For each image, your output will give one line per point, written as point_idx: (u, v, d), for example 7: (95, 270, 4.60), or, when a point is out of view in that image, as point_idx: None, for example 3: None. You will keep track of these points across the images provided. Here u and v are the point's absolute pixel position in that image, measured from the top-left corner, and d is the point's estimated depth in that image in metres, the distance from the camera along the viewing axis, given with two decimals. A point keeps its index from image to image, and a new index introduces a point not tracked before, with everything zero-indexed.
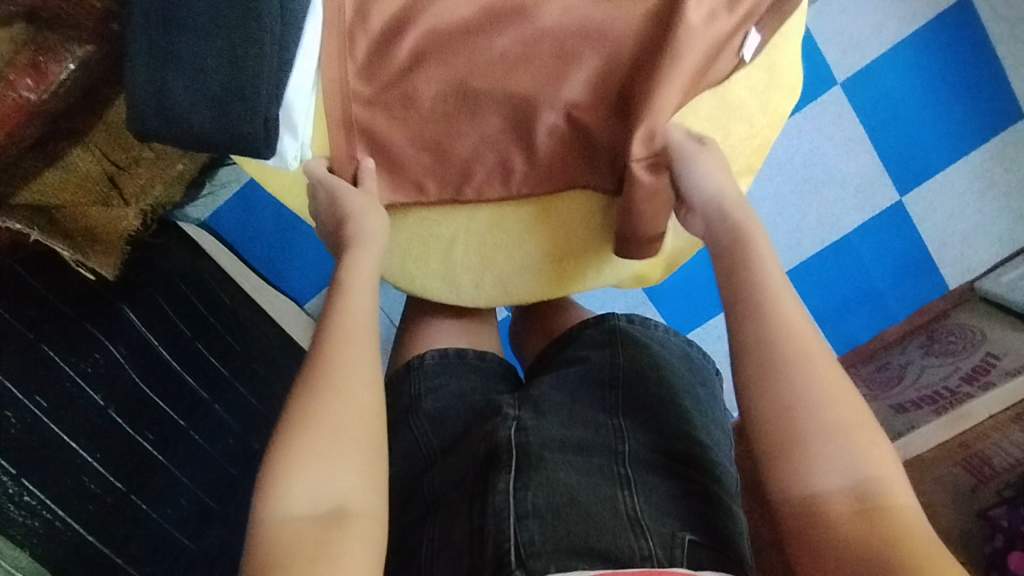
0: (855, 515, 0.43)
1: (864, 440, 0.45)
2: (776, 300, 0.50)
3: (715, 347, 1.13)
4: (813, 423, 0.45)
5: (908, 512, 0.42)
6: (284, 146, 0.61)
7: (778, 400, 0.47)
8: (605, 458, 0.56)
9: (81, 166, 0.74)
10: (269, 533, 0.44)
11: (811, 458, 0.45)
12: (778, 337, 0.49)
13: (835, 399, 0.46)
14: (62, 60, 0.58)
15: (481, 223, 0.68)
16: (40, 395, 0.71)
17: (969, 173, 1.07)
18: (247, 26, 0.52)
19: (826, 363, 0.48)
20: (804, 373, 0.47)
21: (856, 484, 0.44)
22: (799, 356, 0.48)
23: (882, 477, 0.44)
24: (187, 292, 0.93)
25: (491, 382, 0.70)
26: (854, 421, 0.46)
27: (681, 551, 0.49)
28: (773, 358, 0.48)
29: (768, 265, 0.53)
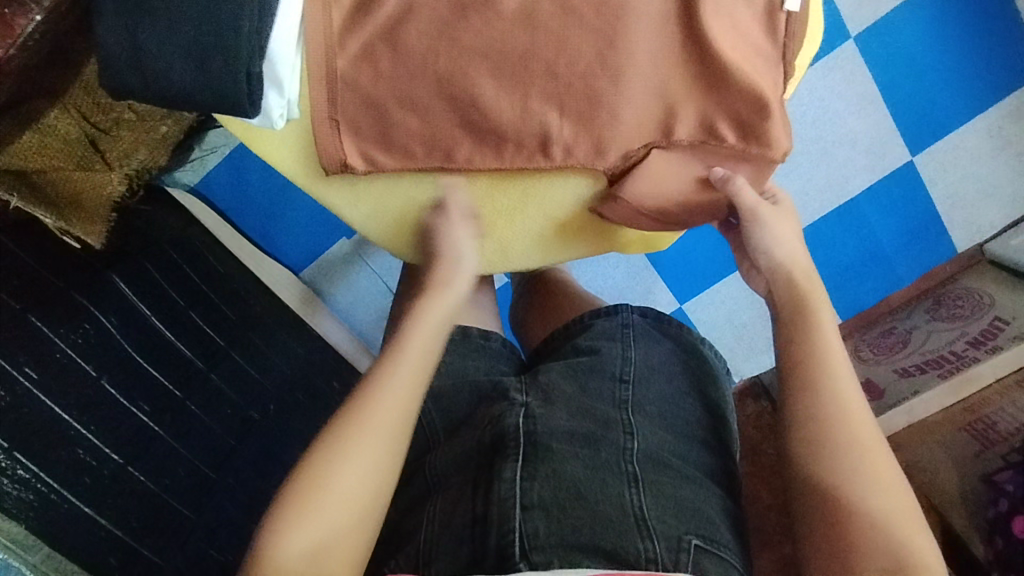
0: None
1: (907, 528, 0.48)
2: (839, 379, 0.54)
3: (715, 312, 1.11)
4: (859, 504, 0.49)
5: None
6: (268, 103, 0.56)
7: (826, 475, 0.51)
8: (612, 453, 0.55)
9: (60, 127, 0.69)
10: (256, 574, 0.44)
11: (849, 535, 0.49)
12: (835, 415, 0.53)
13: (883, 487, 0.50)
14: (28, 12, 0.53)
15: (488, 192, 0.63)
16: (30, 366, 0.70)
17: (984, 133, 1.03)
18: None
19: (877, 450, 0.52)
20: (854, 457, 0.51)
21: (896, 566, 0.47)
22: (852, 441, 0.52)
23: (922, 563, 0.47)
24: (178, 260, 0.90)
25: (496, 362, 0.68)
26: (899, 510, 0.49)
27: (686, 556, 0.49)
28: (827, 436, 0.52)
29: (830, 338, 0.57)
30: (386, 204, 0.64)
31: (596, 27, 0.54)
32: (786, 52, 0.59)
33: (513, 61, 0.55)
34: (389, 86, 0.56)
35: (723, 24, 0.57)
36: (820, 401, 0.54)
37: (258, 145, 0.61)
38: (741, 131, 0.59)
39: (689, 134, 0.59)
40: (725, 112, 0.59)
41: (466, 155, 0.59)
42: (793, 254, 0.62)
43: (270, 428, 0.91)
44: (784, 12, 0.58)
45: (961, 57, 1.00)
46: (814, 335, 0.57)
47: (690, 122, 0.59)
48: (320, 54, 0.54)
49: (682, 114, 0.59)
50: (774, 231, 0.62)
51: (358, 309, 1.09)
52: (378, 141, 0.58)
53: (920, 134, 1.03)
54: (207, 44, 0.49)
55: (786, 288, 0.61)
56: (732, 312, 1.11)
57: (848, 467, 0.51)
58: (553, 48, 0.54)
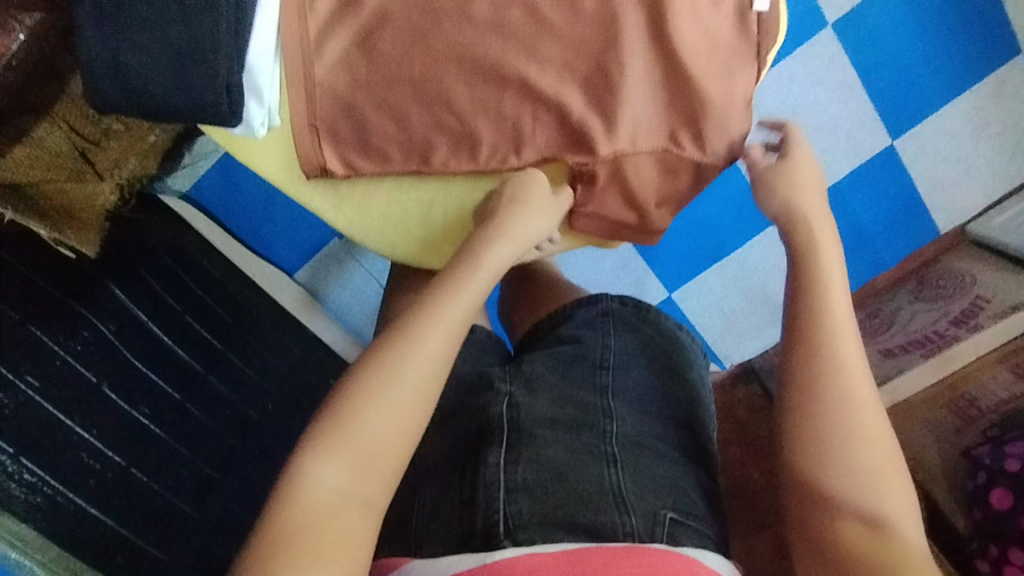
0: (865, 542, 0.51)
1: (887, 478, 0.53)
2: (831, 336, 0.58)
3: (704, 300, 1.14)
4: (841, 458, 0.54)
5: (912, 543, 0.51)
6: (249, 113, 0.56)
7: (811, 429, 0.55)
8: (592, 437, 0.57)
9: (50, 141, 0.70)
10: (286, 506, 0.45)
11: (834, 486, 0.53)
12: (822, 373, 0.57)
13: (868, 438, 0.54)
14: (11, 31, 0.52)
15: (461, 193, 0.65)
16: (31, 374, 0.72)
17: (964, 114, 1.04)
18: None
19: (867, 404, 0.56)
20: (841, 411, 0.55)
21: (869, 515, 0.52)
22: (841, 395, 0.56)
23: (898, 513, 0.52)
24: (172, 265, 0.92)
25: (483, 355, 0.72)
26: (881, 463, 0.53)
27: (661, 529, 0.51)
28: (821, 393, 0.56)
29: (835, 295, 0.61)
30: (369, 207, 0.66)
31: (571, 28, 0.55)
32: (759, 50, 0.59)
33: (485, 64, 0.55)
34: (366, 92, 0.57)
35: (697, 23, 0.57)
36: (816, 358, 0.57)
37: (243, 152, 0.63)
38: (714, 133, 0.60)
39: (650, 142, 0.59)
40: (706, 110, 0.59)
41: (443, 158, 0.61)
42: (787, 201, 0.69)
43: (269, 426, 0.95)
44: (754, 13, 0.58)
45: (937, 39, 1.00)
46: (809, 294, 0.61)
47: (658, 133, 0.59)
48: (297, 63, 0.56)
49: (655, 117, 0.59)
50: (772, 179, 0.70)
51: (350, 308, 1.10)
52: (357, 147, 0.60)
53: (898, 119, 1.05)
54: (184, 51, 0.50)
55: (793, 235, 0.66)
56: (720, 299, 1.14)
57: (835, 422, 0.55)
58: (525, 52, 0.55)
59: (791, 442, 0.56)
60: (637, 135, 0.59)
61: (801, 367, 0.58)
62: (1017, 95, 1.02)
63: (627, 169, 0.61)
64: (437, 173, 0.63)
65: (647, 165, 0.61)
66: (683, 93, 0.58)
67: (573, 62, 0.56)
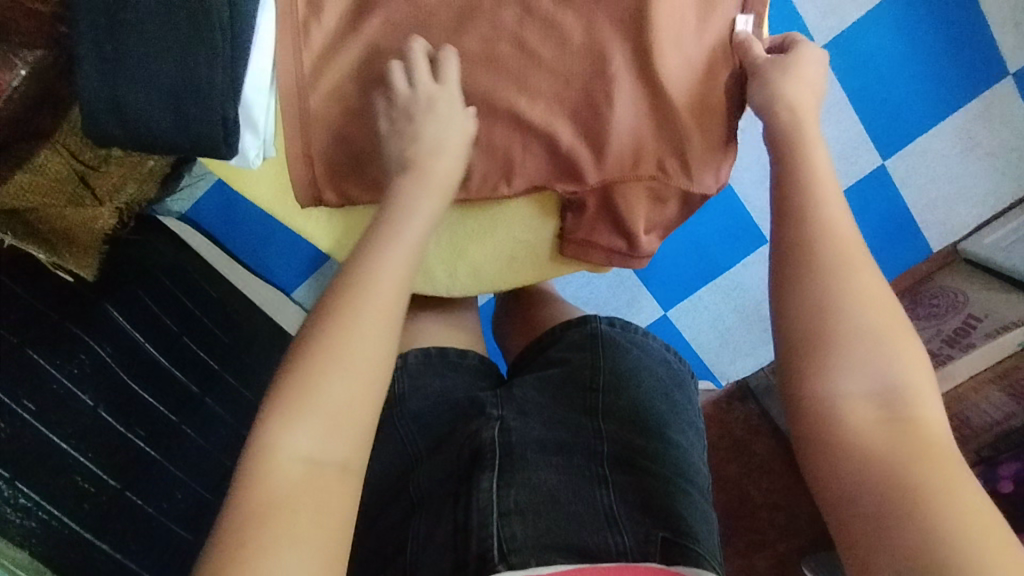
0: (881, 423, 0.46)
1: (897, 342, 0.48)
2: (823, 202, 0.53)
3: (698, 320, 1.15)
4: (845, 324, 0.48)
5: (929, 420, 0.46)
6: (244, 145, 0.57)
7: (810, 300, 0.49)
8: (583, 458, 0.59)
9: (51, 167, 0.71)
10: (254, 484, 0.44)
11: (842, 361, 0.47)
12: (815, 239, 0.51)
13: (874, 306, 0.49)
14: (12, 67, 0.53)
15: (453, 221, 0.66)
16: (28, 399, 0.75)
17: (953, 135, 1.05)
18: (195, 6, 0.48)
19: (866, 267, 0.50)
20: (841, 276, 0.50)
21: (880, 390, 0.47)
22: (841, 260, 0.50)
23: (911, 384, 0.47)
24: (172, 288, 0.92)
25: (474, 378, 0.73)
26: (889, 327, 0.48)
27: (654, 547, 0.53)
28: (821, 262, 0.50)
29: (818, 164, 0.55)
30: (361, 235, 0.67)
31: (559, 63, 0.56)
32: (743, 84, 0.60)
33: (473, 98, 0.57)
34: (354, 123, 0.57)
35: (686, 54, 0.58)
36: (812, 227, 0.52)
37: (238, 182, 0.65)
38: (703, 162, 0.60)
39: (641, 170, 0.60)
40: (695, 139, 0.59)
41: None
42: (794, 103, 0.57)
43: None
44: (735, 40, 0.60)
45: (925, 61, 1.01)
46: (798, 162, 0.55)
47: (652, 161, 0.60)
48: (292, 95, 0.57)
49: (647, 146, 0.59)
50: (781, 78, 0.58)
51: None
52: (351, 176, 0.61)
53: (890, 139, 1.05)
54: (183, 86, 0.50)
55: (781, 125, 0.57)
56: (715, 317, 1.15)
57: (837, 291, 0.49)
58: (513, 86, 0.57)
59: (790, 319, 0.50)
60: (626, 165, 0.60)
61: (795, 237, 0.52)
62: (1005, 118, 1.04)
63: (618, 197, 0.62)
64: None
65: (638, 194, 0.62)
66: (671, 124, 0.58)
67: (562, 96, 0.57)
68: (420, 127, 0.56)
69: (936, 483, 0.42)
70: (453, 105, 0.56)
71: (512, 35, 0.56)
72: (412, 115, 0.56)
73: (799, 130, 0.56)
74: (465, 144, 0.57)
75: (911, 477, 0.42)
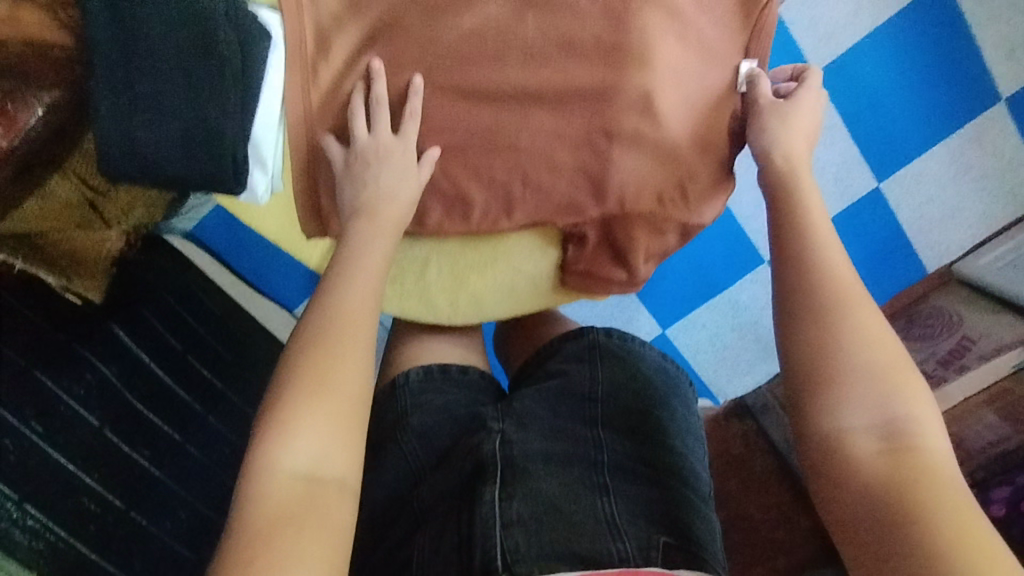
0: (883, 455, 0.47)
1: (900, 377, 0.50)
2: (823, 250, 0.56)
3: (696, 336, 1.16)
4: (846, 360, 0.51)
5: (934, 450, 0.47)
6: (253, 180, 0.59)
7: (814, 340, 0.52)
8: (585, 469, 0.61)
9: (60, 193, 0.72)
10: (253, 502, 0.45)
11: (845, 396, 0.50)
12: (817, 283, 0.54)
13: (875, 342, 0.51)
14: (29, 105, 0.52)
15: (455, 252, 0.67)
16: (36, 421, 0.74)
17: (947, 158, 1.06)
18: (205, 51, 0.51)
19: (866, 307, 0.53)
20: (842, 315, 0.52)
21: (883, 422, 0.49)
22: (840, 299, 0.53)
23: (912, 415, 0.49)
24: (175, 306, 0.94)
25: (476, 395, 0.75)
26: (889, 361, 0.50)
27: (656, 553, 0.55)
28: (821, 303, 0.53)
29: (815, 210, 0.58)
30: None
31: (558, 103, 0.58)
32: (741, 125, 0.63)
33: (476, 135, 0.59)
34: (350, 160, 0.58)
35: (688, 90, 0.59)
36: (813, 270, 0.55)
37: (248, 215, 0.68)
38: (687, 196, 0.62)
39: (639, 205, 0.61)
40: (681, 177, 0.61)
41: (437, 221, 0.63)
42: (789, 148, 0.60)
43: None
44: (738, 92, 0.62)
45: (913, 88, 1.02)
46: (795, 203, 0.58)
47: (648, 195, 0.61)
48: (300, 134, 0.59)
49: (647, 182, 0.61)
50: (778, 120, 0.60)
51: None
52: None
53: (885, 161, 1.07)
54: (195, 132, 0.52)
55: (772, 170, 0.60)
56: (713, 335, 1.16)
57: (839, 331, 0.52)
58: (516, 123, 0.58)
59: (793, 356, 0.53)
60: (626, 199, 0.61)
61: (797, 281, 0.55)
62: (998, 140, 1.05)
63: (614, 230, 0.64)
64: (429, 234, 0.65)
65: (637, 227, 0.63)
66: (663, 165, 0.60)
67: (561, 133, 0.58)
68: (375, 176, 0.57)
69: (938, 508, 0.44)
70: (408, 159, 0.58)
71: (512, 77, 0.57)
72: (369, 162, 0.57)
73: (795, 177, 0.59)
74: (410, 207, 0.59)
75: (910, 508, 0.44)
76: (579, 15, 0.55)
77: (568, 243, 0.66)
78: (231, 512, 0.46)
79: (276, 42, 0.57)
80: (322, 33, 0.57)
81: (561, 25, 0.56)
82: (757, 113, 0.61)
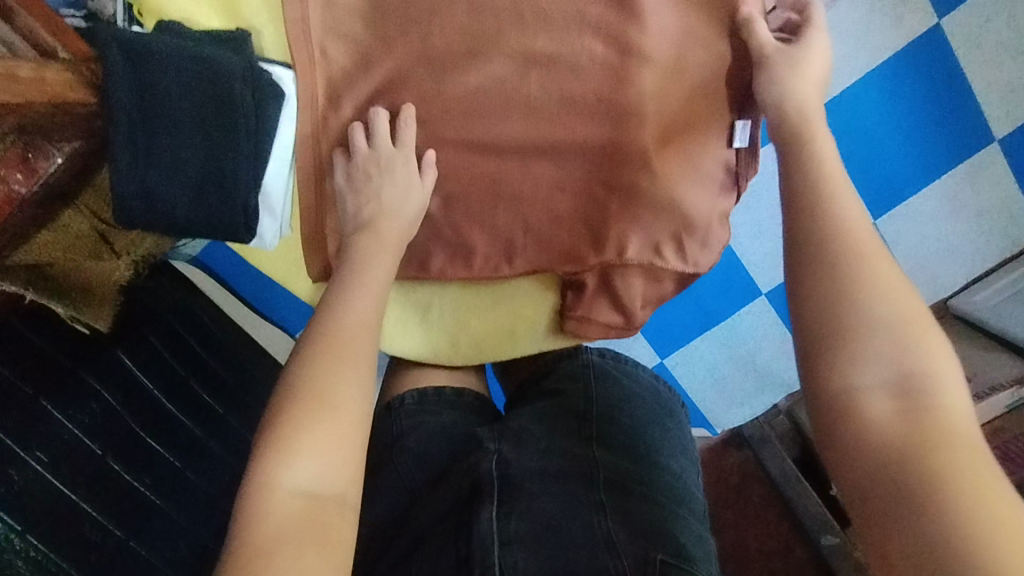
0: (900, 418, 0.44)
1: (917, 332, 0.46)
2: (840, 202, 0.51)
3: (690, 365, 1.17)
4: (860, 315, 0.47)
5: (951, 409, 0.44)
6: (263, 228, 0.62)
7: (827, 293, 0.48)
8: (581, 485, 0.60)
9: (72, 225, 0.75)
10: (256, 522, 0.44)
11: (855, 353, 0.46)
12: (833, 234, 0.50)
13: (888, 293, 0.47)
14: (49, 155, 0.54)
15: (458, 295, 0.73)
16: (41, 450, 0.74)
17: (940, 197, 1.05)
18: (225, 117, 0.55)
19: (882, 262, 0.49)
20: (858, 266, 0.48)
21: (899, 379, 0.45)
22: (853, 252, 0.49)
23: (928, 372, 0.45)
24: (178, 329, 0.96)
25: (471, 416, 0.74)
26: (906, 314, 0.47)
27: (654, 568, 0.52)
28: (829, 256, 0.49)
29: (828, 160, 0.54)
30: None
31: (556, 157, 0.63)
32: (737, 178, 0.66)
33: (480, 184, 0.63)
34: (353, 199, 0.60)
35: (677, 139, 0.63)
36: (822, 221, 0.51)
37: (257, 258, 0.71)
38: (681, 250, 0.67)
39: (633, 256, 0.66)
40: (669, 232, 0.66)
41: (440, 266, 0.68)
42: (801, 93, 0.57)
43: None
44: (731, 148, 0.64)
45: (905, 126, 1.01)
46: (806, 157, 0.54)
47: (640, 245, 0.66)
48: (308, 179, 0.62)
49: (643, 230, 0.65)
50: (786, 66, 0.57)
51: None
52: None
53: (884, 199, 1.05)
54: (210, 181, 0.56)
55: (779, 123, 0.57)
56: (710, 364, 1.17)
57: (849, 286, 0.48)
58: (518, 172, 0.63)
59: (801, 312, 0.49)
60: (625, 248, 0.66)
61: (808, 235, 0.51)
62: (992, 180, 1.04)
63: (613, 277, 0.68)
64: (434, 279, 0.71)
65: (634, 274, 0.68)
66: (656, 221, 0.65)
67: (560, 187, 0.64)
68: (377, 191, 0.59)
69: (957, 466, 0.40)
70: (409, 170, 0.60)
71: (516, 131, 0.61)
72: (371, 176, 0.59)
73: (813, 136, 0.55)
74: (420, 212, 0.61)
75: (929, 470, 0.40)
76: (581, 76, 0.60)
77: (567, 290, 0.71)
78: (234, 533, 0.45)
79: (289, 96, 0.60)
80: (334, 89, 0.61)
81: (566, 83, 0.60)
82: (764, 60, 0.58)
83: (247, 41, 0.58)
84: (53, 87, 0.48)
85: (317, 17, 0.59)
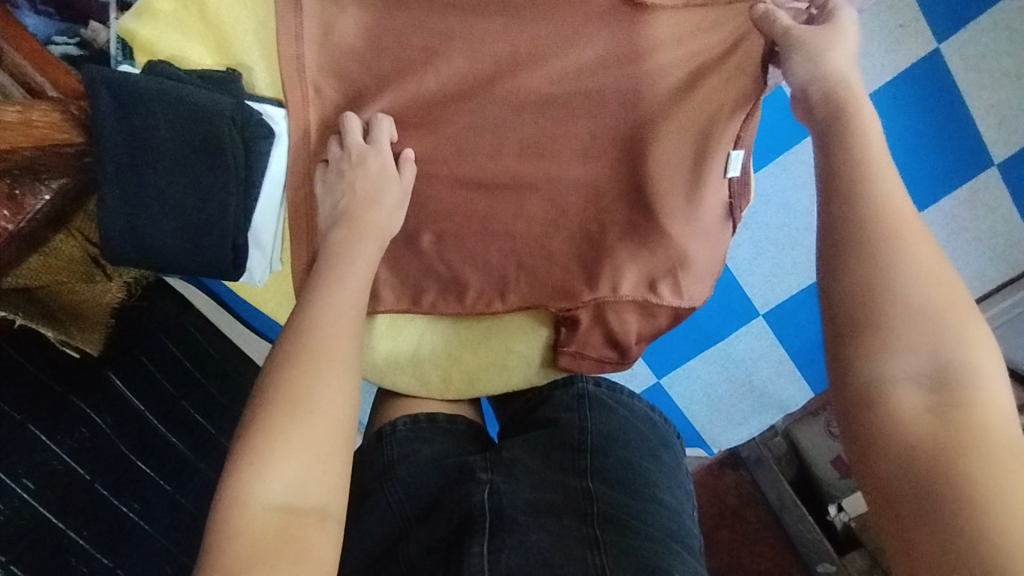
0: (930, 416, 0.39)
1: (958, 321, 0.40)
2: (883, 176, 0.44)
3: (693, 388, 1.10)
4: (898, 303, 0.41)
5: (991, 411, 0.38)
6: (252, 263, 0.63)
7: (865, 274, 0.42)
8: (575, 519, 0.57)
9: (64, 250, 0.72)
10: (225, 540, 0.42)
11: (886, 342, 0.41)
12: (874, 212, 0.43)
13: (930, 278, 0.41)
14: (37, 192, 0.55)
15: (449, 328, 0.74)
16: (28, 478, 0.74)
17: (941, 221, 0.90)
18: (214, 158, 0.56)
19: (927, 246, 0.42)
20: (899, 251, 0.42)
21: (933, 373, 0.40)
22: (897, 235, 0.42)
23: (968, 367, 0.39)
24: (168, 345, 0.93)
25: (463, 444, 0.71)
26: (946, 304, 0.41)
27: None
28: (867, 235, 0.43)
29: (871, 128, 0.46)
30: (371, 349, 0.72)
31: (548, 197, 0.64)
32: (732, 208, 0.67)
33: (472, 222, 0.64)
34: (336, 219, 0.59)
35: (677, 173, 0.62)
36: (864, 197, 0.43)
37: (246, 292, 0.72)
38: (676, 288, 0.67)
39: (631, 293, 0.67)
40: (661, 270, 0.66)
41: (432, 300, 0.69)
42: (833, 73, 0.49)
43: None
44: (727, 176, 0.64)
45: (901, 143, 0.85)
46: (851, 132, 0.46)
47: (634, 281, 0.67)
48: (302, 211, 0.62)
49: (637, 265, 0.66)
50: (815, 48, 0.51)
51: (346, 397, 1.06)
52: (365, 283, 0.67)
53: None
54: (198, 222, 0.57)
55: (825, 102, 0.48)
56: (709, 386, 1.10)
57: (886, 268, 0.41)
58: (511, 210, 0.64)
59: (829, 285, 0.43)
60: (618, 284, 0.67)
61: (847, 215, 0.44)
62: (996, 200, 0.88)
63: (607, 311, 0.69)
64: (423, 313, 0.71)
65: (627, 309, 0.69)
66: (651, 266, 0.66)
67: (554, 225, 0.65)
68: (351, 184, 0.59)
69: (992, 479, 0.35)
70: (384, 162, 0.59)
71: (510, 167, 0.62)
72: (344, 173, 0.59)
73: (857, 115, 0.47)
74: (404, 199, 0.61)
75: (952, 476, 0.36)
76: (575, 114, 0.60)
77: (561, 327, 0.71)
78: (202, 547, 0.43)
79: (281, 137, 0.61)
80: (327, 127, 0.61)
81: (556, 123, 0.60)
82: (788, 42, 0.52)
83: (236, 82, 0.59)
84: (40, 128, 0.50)
85: (312, 55, 0.59)
